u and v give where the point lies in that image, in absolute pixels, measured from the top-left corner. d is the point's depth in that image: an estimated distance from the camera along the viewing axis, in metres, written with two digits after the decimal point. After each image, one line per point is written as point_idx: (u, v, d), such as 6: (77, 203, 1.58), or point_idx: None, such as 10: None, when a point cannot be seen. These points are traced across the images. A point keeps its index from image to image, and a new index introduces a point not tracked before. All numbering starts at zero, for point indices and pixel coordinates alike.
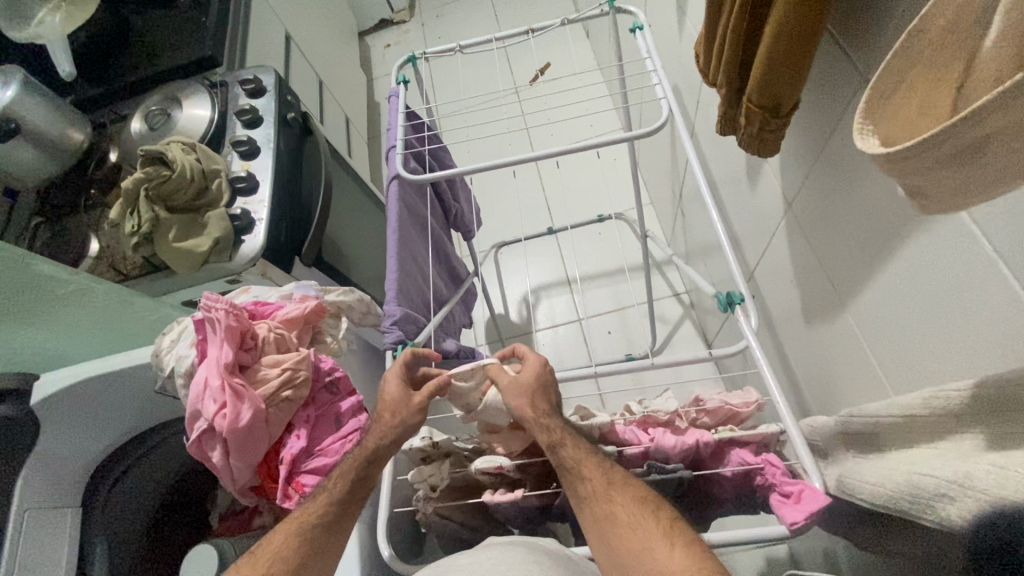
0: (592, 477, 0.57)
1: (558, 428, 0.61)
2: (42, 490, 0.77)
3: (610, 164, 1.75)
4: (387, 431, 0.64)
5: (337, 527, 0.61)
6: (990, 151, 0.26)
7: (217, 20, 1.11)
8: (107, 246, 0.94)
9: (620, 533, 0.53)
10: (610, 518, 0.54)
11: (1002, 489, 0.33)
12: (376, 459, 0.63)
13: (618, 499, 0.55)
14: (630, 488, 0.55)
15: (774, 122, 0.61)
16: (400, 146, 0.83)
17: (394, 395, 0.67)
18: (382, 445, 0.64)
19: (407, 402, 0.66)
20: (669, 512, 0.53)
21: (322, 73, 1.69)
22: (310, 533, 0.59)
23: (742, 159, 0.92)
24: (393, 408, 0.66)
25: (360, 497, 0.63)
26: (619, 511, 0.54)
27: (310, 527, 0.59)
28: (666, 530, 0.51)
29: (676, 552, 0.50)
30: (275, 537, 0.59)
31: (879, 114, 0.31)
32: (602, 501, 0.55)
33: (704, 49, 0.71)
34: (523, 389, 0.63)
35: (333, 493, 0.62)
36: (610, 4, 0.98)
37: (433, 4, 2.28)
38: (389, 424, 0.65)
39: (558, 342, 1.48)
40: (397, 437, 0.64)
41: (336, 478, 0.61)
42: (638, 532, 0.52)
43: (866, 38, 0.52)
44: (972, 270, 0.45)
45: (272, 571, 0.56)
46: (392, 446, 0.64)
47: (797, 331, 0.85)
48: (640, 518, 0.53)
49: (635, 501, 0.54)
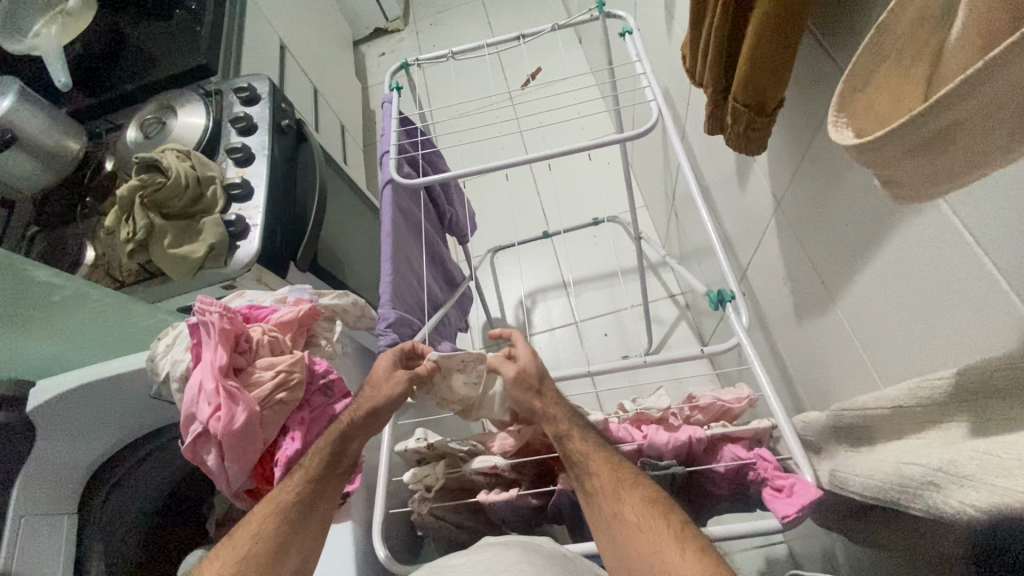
0: (599, 473, 0.58)
1: (568, 421, 0.62)
2: (37, 498, 0.77)
3: (604, 167, 1.77)
4: (363, 404, 0.64)
5: (316, 502, 0.63)
6: (958, 137, 0.27)
7: (211, 30, 1.12)
8: (102, 254, 0.94)
9: (629, 534, 0.53)
10: (618, 518, 0.55)
11: (982, 472, 0.33)
12: (351, 433, 0.64)
13: (626, 498, 0.55)
14: (639, 490, 0.55)
15: (759, 120, 0.62)
16: (393, 151, 0.84)
17: (382, 370, 0.66)
18: (356, 418, 0.64)
19: (392, 376, 0.65)
20: (679, 514, 0.53)
21: (317, 81, 1.70)
22: (289, 512, 0.62)
23: (731, 160, 0.93)
24: (375, 381, 0.65)
25: (337, 473, 0.65)
26: (627, 512, 0.54)
27: (288, 505, 0.62)
28: (677, 532, 0.51)
29: (685, 556, 0.49)
30: (255, 515, 0.62)
31: (853, 106, 0.32)
32: (611, 500, 0.56)
33: (690, 50, 0.72)
34: (525, 379, 0.65)
35: (310, 470, 0.63)
36: (599, 8, 0.99)
37: (427, 13, 2.31)
38: (369, 397, 0.64)
39: (554, 345, 1.49)
40: (374, 410, 0.63)
41: (310, 455, 0.63)
42: (646, 533, 0.52)
43: (847, 34, 0.53)
44: (955, 260, 0.46)
45: (255, 549, 0.59)
46: (366, 420, 0.64)
47: (789, 328, 0.86)
48: (650, 518, 0.53)
49: (644, 502, 0.54)
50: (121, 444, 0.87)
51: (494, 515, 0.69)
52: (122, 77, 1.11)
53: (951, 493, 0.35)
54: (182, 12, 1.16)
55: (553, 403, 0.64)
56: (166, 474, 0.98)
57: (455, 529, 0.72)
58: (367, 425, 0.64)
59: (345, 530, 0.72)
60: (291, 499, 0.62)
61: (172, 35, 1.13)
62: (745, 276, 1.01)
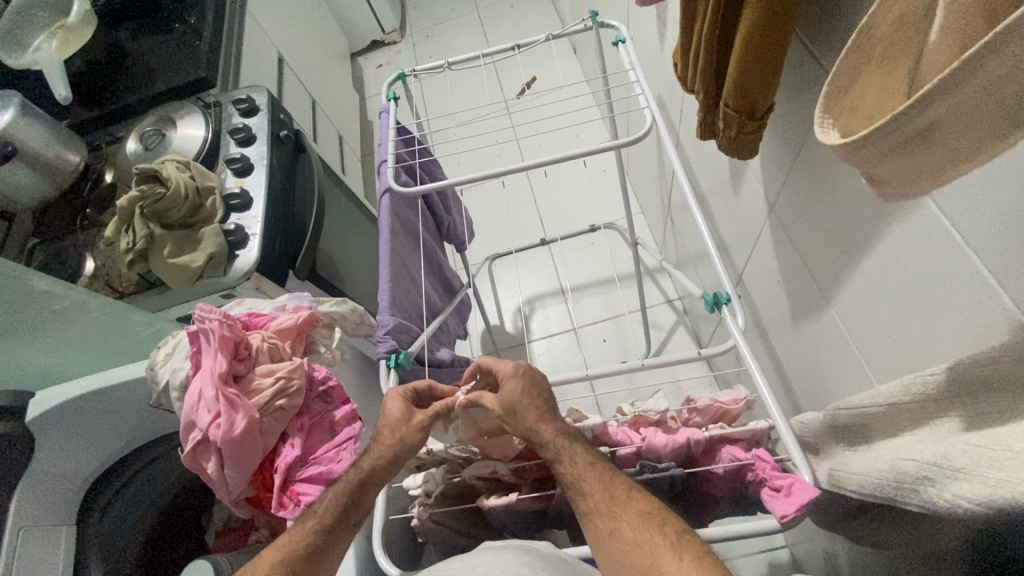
0: (593, 493, 0.56)
1: (556, 440, 0.61)
2: (36, 510, 0.77)
3: (599, 174, 1.78)
4: (382, 452, 0.64)
5: (323, 555, 0.59)
6: (937, 137, 0.28)
7: (210, 43, 1.14)
8: (102, 264, 0.95)
9: (627, 551, 0.52)
10: (615, 535, 0.53)
11: (975, 463, 0.33)
12: (369, 483, 0.62)
13: (623, 516, 0.53)
14: (634, 504, 0.54)
15: (751, 124, 0.63)
16: (391, 159, 0.85)
17: (394, 414, 0.66)
18: (377, 466, 0.63)
19: (408, 421, 0.66)
20: (676, 524, 0.51)
21: (314, 93, 1.72)
22: (295, 554, 0.58)
23: (725, 165, 0.94)
24: (391, 426, 0.65)
25: (354, 523, 0.62)
26: (624, 528, 0.53)
27: (297, 555, 0.58)
28: (673, 544, 0.50)
29: (683, 564, 0.48)
30: (263, 560, 0.58)
31: (838, 108, 0.33)
32: (607, 519, 0.54)
33: (682, 57, 0.73)
34: (509, 410, 0.64)
35: (324, 518, 0.60)
36: (593, 18, 1.00)
37: (423, 26, 2.34)
38: (389, 443, 0.64)
39: (553, 352, 1.50)
40: (394, 457, 0.63)
41: (326, 501, 0.61)
42: (644, 549, 0.51)
43: (832, 40, 0.54)
44: (943, 256, 0.46)
45: None
46: (385, 469, 0.63)
47: (786, 331, 0.87)
48: (647, 532, 0.51)
49: (639, 517, 0.53)
50: (122, 452, 0.88)
51: (495, 519, 0.68)
52: (122, 90, 1.12)
53: (945, 487, 0.35)
54: (182, 25, 1.17)
55: (545, 420, 0.63)
56: (165, 485, 0.98)
57: (455, 537, 0.71)
58: (383, 472, 0.63)
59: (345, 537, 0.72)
60: (298, 546, 0.59)
61: (171, 48, 1.15)
62: (740, 280, 1.02)
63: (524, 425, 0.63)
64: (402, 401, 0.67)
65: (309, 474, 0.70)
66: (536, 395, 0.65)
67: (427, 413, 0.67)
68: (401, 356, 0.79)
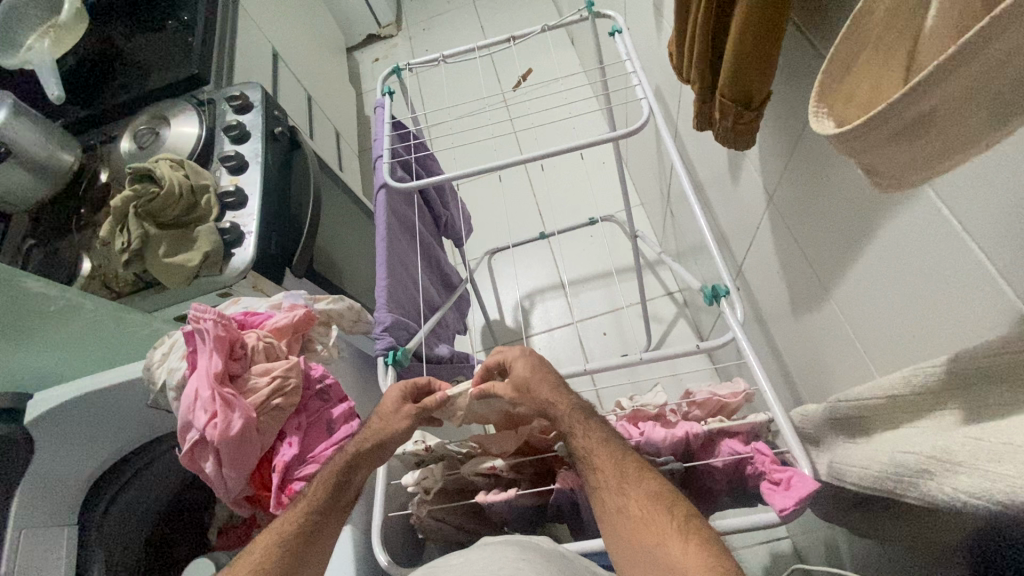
0: (603, 468, 0.55)
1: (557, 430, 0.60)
2: (40, 509, 0.78)
3: (599, 166, 1.77)
4: (369, 437, 0.62)
5: (320, 534, 0.60)
6: (937, 121, 0.27)
7: (203, 39, 1.13)
8: (98, 264, 0.94)
9: (634, 529, 0.51)
10: (622, 512, 0.53)
11: (974, 457, 0.33)
12: (355, 466, 0.61)
13: (631, 493, 0.53)
14: (644, 484, 0.53)
15: (748, 114, 0.62)
16: (387, 155, 0.84)
17: (386, 408, 0.64)
18: (361, 449, 0.61)
19: (399, 411, 0.64)
20: (684, 508, 0.51)
21: (309, 89, 1.71)
22: (294, 539, 0.59)
23: (723, 155, 0.93)
24: (382, 415, 0.63)
25: (345, 503, 0.62)
26: (631, 507, 0.52)
27: (293, 535, 0.58)
28: (681, 526, 0.49)
29: (688, 548, 0.47)
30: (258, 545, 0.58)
31: (835, 96, 0.32)
32: (616, 494, 0.54)
33: (678, 47, 0.72)
34: (522, 391, 0.63)
35: (314, 499, 0.60)
36: (589, 8, 0.98)
37: (420, 19, 2.31)
38: (376, 430, 0.62)
39: (554, 345, 1.49)
40: (381, 444, 0.62)
41: (316, 483, 0.60)
42: (650, 528, 0.50)
43: (831, 26, 0.53)
44: (941, 244, 0.46)
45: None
46: (372, 452, 0.61)
47: (786, 322, 0.86)
48: (653, 513, 0.51)
49: (649, 497, 0.52)
50: (122, 452, 0.88)
51: (495, 515, 0.69)
52: (115, 88, 1.12)
53: (945, 481, 0.35)
54: (174, 22, 1.16)
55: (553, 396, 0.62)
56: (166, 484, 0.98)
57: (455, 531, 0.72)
58: (371, 458, 0.62)
59: (344, 535, 0.72)
60: (293, 529, 0.59)
61: (163, 45, 1.14)
62: (740, 272, 1.02)
63: (539, 401, 0.61)
64: (398, 394, 0.64)
65: (306, 472, 0.71)
66: (548, 371, 0.63)
67: (421, 409, 0.64)
68: (399, 352, 0.78)
